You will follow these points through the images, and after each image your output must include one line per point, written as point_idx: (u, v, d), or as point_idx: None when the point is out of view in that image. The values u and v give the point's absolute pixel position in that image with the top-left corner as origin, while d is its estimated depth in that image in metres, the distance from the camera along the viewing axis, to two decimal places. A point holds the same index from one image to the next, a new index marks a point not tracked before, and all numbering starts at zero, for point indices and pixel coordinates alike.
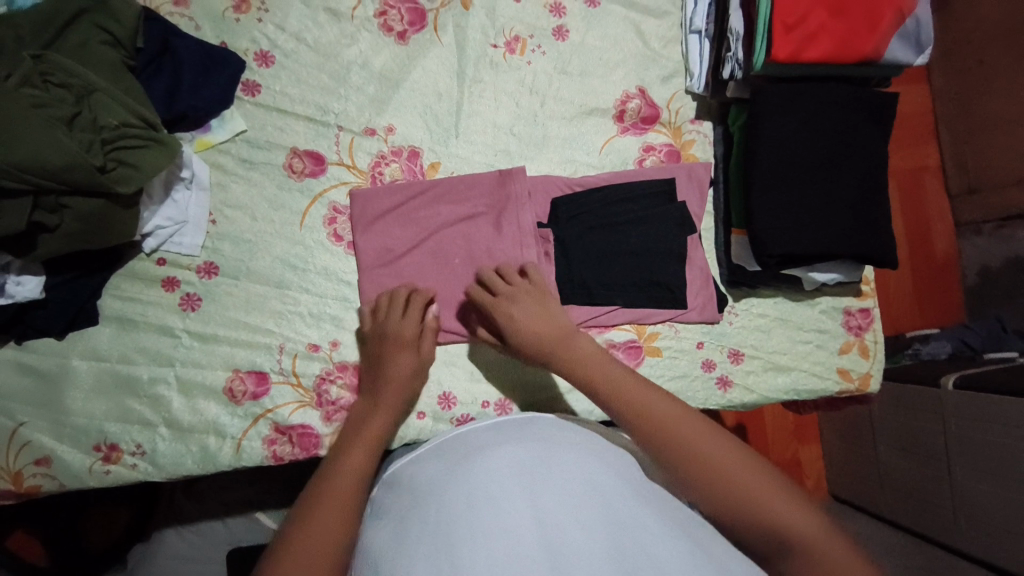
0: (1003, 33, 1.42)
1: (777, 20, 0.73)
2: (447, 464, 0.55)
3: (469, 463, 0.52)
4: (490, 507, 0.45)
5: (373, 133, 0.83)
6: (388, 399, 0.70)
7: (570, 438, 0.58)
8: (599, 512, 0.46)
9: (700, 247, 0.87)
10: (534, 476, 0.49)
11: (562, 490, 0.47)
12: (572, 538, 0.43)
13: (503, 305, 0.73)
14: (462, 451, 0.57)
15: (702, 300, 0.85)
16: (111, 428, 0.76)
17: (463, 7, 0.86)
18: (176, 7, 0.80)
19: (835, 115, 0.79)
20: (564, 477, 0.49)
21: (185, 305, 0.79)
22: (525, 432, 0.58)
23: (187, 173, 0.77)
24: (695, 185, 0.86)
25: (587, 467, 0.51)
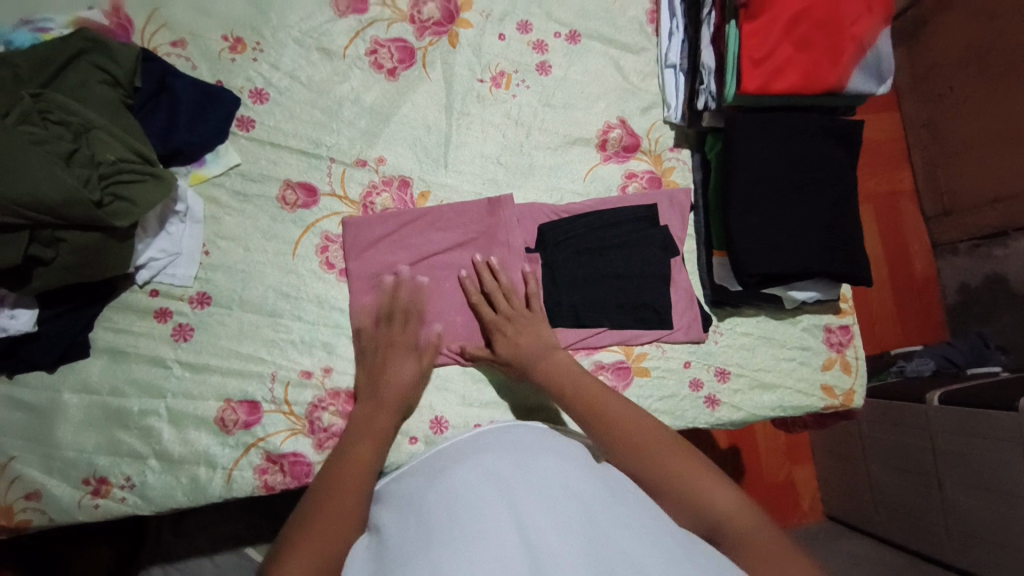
0: (959, 62, 1.50)
1: (745, 56, 0.78)
2: (423, 479, 0.58)
3: (447, 476, 0.54)
4: (469, 512, 0.47)
5: (364, 164, 0.86)
6: (379, 414, 0.72)
7: (549, 445, 0.60)
8: (577, 514, 0.47)
9: (684, 269, 0.90)
10: (518, 484, 0.50)
11: (543, 495, 0.49)
12: (550, 539, 0.44)
13: (507, 325, 0.78)
14: (440, 465, 0.59)
15: (687, 320, 0.88)
16: (101, 461, 0.76)
17: (451, 45, 0.90)
18: (173, 48, 0.83)
19: (802, 142, 0.84)
20: (545, 484, 0.51)
21: (177, 336, 0.79)
22: (504, 441, 0.60)
23: (181, 206, 0.79)
24: (677, 209, 0.90)
25: (568, 476, 0.53)
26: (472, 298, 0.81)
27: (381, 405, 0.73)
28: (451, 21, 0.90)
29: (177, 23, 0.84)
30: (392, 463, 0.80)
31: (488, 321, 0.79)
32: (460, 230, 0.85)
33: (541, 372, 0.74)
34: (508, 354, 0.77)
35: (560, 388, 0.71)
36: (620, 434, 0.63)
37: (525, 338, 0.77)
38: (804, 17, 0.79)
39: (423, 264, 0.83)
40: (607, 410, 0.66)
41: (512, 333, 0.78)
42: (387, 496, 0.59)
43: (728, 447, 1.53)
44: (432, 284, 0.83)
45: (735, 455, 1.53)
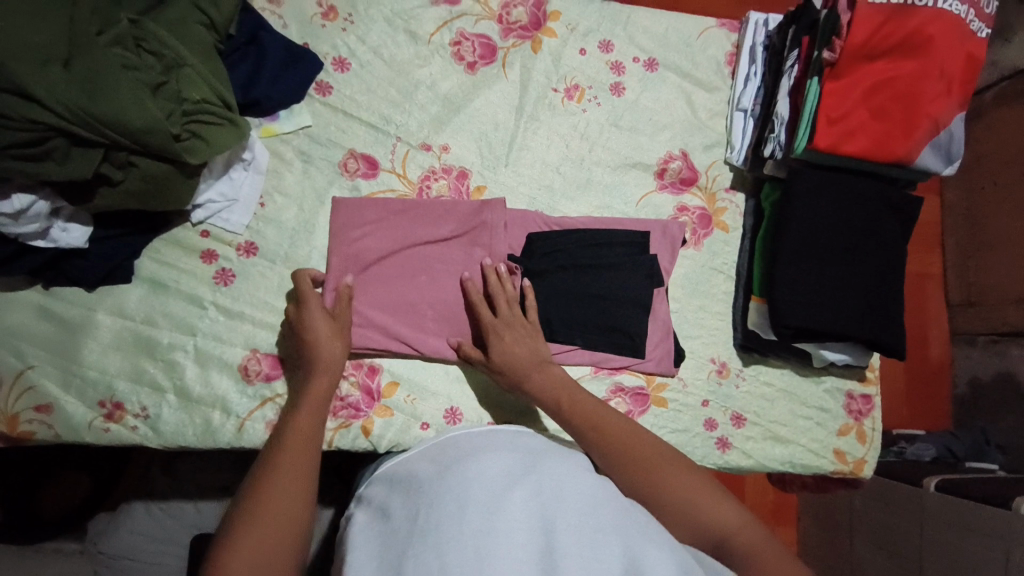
0: (1005, 160, 1.50)
1: (821, 113, 0.79)
2: (421, 467, 0.58)
3: (456, 468, 0.54)
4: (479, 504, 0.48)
5: (428, 149, 0.87)
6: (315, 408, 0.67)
7: (556, 450, 0.60)
8: (588, 519, 0.48)
9: (666, 301, 0.88)
10: (529, 484, 0.50)
11: (555, 497, 0.49)
12: (566, 548, 0.44)
13: (504, 327, 0.77)
14: (450, 455, 0.59)
15: (659, 352, 0.86)
16: (120, 386, 0.77)
17: (532, 50, 0.92)
18: (269, 3, 0.86)
19: (859, 209, 0.84)
20: (552, 483, 0.51)
21: (218, 279, 0.80)
22: (513, 442, 0.60)
23: (248, 155, 0.80)
24: (667, 240, 0.89)
25: (574, 477, 0.53)
26: (472, 297, 0.80)
27: (317, 398, 0.69)
28: (537, 27, 0.92)
29: None
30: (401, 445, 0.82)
31: (486, 324, 0.78)
32: (507, 231, 0.85)
33: (532, 383, 0.74)
34: (501, 359, 0.76)
35: (557, 403, 0.71)
36: (616, 453, 0.64)
37: (519, 345, 0.76)
38: (887, 86, 0.79)
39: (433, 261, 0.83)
40: (603, 422, 0.67)
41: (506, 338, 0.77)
42: (389, 477, 0.60)
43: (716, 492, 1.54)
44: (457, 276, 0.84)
45: None
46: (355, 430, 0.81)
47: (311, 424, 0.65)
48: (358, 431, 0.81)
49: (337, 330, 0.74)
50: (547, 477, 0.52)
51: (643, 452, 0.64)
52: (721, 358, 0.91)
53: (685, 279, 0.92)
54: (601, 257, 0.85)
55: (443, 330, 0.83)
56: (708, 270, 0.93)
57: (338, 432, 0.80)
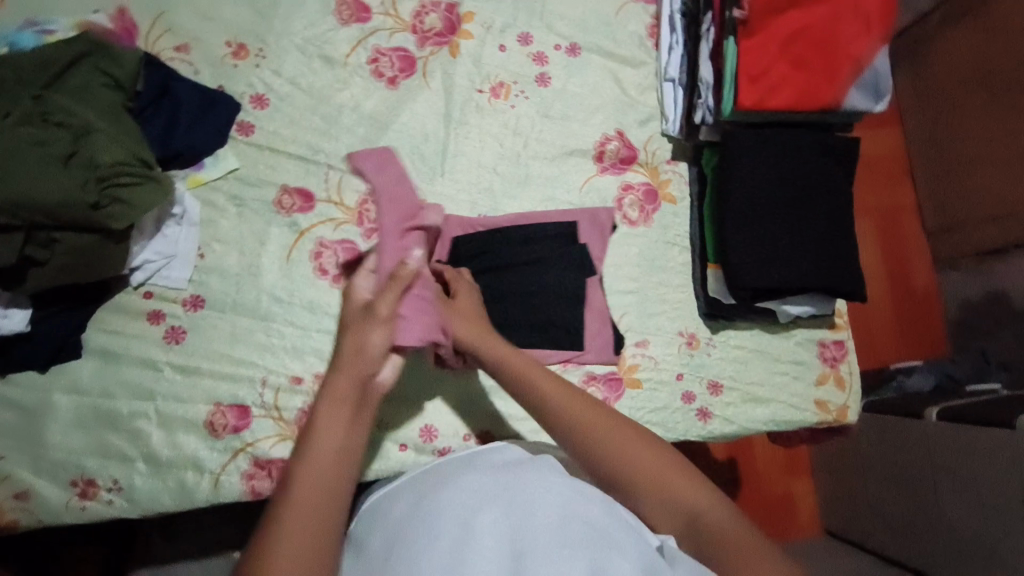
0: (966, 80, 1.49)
1: (742, 72, 0.78)
2: (404, 499, 0.58)
3: (428, 504, 0.54)
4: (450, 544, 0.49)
5: (361, 171, 0.86)
6: (345, 408, 0.57)
7: (535, 461, 0.61)
8: (559, 536, 0.49)
9: (600, 290, 0.87)
10: (500, 508, 0.52)
11: (527, 520, 0.51)
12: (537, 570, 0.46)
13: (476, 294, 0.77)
14: (425, 485, 0.59)
15: (598, 342, 0.85)
16: (90, 463, 0.76)
17: (451, 55, 0.91)
18: (177, 52, 0.84)
19: (797, 158, 0.83)
20: (527, 503, 0.52)
21: (169, 338, 0.79)
22: (492, 462, 0.61)
23: (178, 210, 0.80)
24: (596, 228, 0.88)
25: (552, 492, 0.54)
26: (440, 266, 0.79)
27: (340, 401, 0.57)
28: (453, 31, 0.91)
29: (182, 29, 0.85)
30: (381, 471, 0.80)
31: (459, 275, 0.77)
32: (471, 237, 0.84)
33: (523, 368, 0.64)
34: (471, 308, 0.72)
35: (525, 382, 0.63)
36: (586, 444, 0.59)
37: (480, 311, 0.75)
38: (801, 36, 0.79)
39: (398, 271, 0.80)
40: (583, 422, 0.60)
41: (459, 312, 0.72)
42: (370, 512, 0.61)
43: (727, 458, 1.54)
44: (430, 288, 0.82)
45: (733, 467, 1.53)
46: None
47: (341, 442, 0.55)
48: None
49: (388, 326, 0.63)
50: (520, 498, 0.53)
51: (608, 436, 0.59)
52: (689, 329, 0.90)
53: (641, 257, 0.91)
54: (531, 256, 0.85)
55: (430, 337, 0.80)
56: (663, 244, 0.92)
57: None
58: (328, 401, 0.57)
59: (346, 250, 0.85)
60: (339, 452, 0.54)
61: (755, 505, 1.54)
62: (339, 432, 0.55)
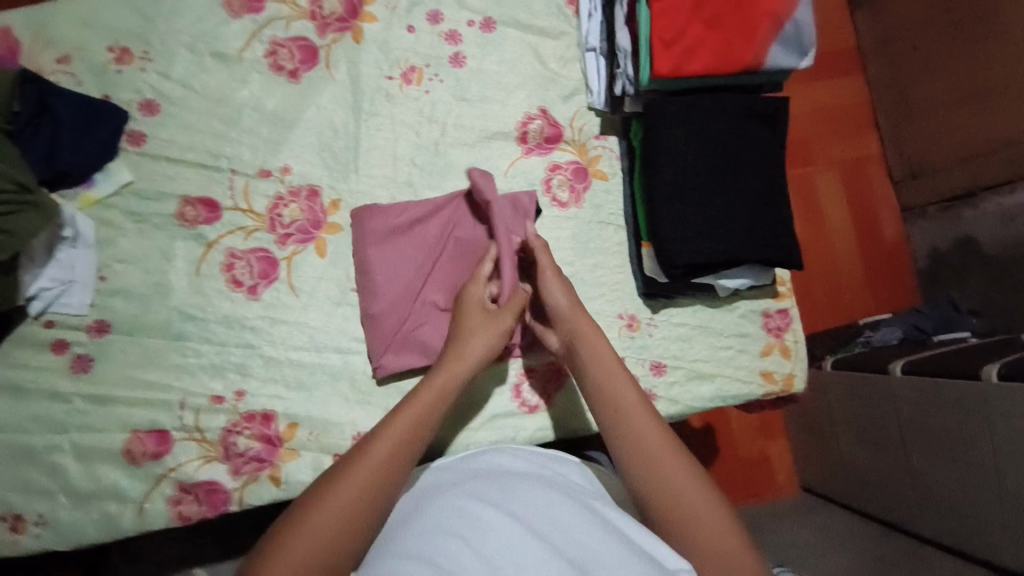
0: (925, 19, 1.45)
1: (655, 37, 0.73)
2: (419, 491, 0.65)
3: (444, 496, 0.60)
4: (477, 528, 0.54)
5: (268, 174, 0.81)
6: (443, 388, 0.68)
7: (539, 471, 0.67)
8: (562, 534, 0.55)
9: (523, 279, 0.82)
10: (511, 508, 0.57)
11: (532, 516, 0.56)
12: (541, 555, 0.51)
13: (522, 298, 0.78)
14: (434, 486, 0.65)
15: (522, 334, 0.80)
16: (9, 502, 0.73)
17: (355, 41, 0.85)
18: (58, 64, 0.78)
19: (722, 123, 0.79)
20: (532, 497, 0.59)
21: (77, 367, 0.76)
22: (495, 463, 0.68)
23: (69, 232, 0.75)
24: (519, 215, 0.82)
25: (554, 500, 0.59)
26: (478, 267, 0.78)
27: (436, 398, 0.67)
28: (355, 15, 0.85)
29: (56, 36, 0.78)
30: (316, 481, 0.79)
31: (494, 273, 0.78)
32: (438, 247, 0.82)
33: (592, 353, 0.72)
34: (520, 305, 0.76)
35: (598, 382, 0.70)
36: (625, 443, 0.65)
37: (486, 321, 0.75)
38: None
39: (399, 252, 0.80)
40: (634, 421, 0.66)
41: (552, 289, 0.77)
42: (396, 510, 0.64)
43: (702, 426, 1.53)
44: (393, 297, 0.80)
45: (708, 436, 1.53)
46: (265, 483, 0.77)
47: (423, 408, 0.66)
48: (267, 482, 0.77)
49: (489, 324, 0.74)
50: (527, 501, 0.58)
51: (652, 447, 0.64)
52: (629, 311, 0.87)
53: (574, 239, 0.87)
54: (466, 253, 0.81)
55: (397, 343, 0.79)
56: (596, 225, 0.88)
57: (245, 489, 0.76)
58: (438, 381, 0.68)
59: (260, 259, 0.80)
60: (422, 421, 0.65)
61: (733, 471, 1.54)
62: (401, 428, 0.63)
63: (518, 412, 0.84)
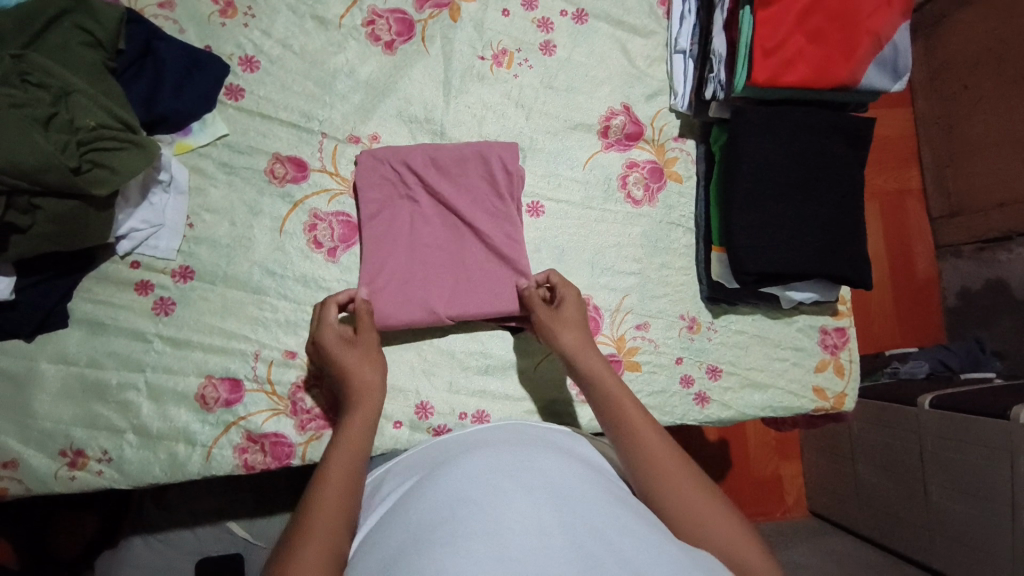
0: (984, 57, 1.41)
1: (757, 45, 0.75)
2: (424, 465, 0.62)
3: (447, 468, 0.57)
4: (487, 493, 0.50)
5: (357, 141, 0.83)
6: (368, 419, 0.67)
7: (541, 442, 0.63)
8: (574, 507, 0.50)
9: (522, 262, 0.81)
10: (518, 480, 0.52)
11: (546, 488, 0.52)
12: (551, 526, 0.47)
13: (557, 322, 0.74)
14: (436, 461, 0.61)
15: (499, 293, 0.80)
16: (79, 433, 0.74)
17: (452, 19, 0.86)
18: (160, 9, 0.80)
19: (807, 138, 0.81)
20: (544, 472, 0.55)
21: (158, 310, 0.77)
22: (502, 436, 0.63)
23: (165, 175, 0.76)
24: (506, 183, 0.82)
25: (570, 473, 0.56)
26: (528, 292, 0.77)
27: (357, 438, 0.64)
28: None
29: None
30: (376, 447, 0.79)
31: (546, 318, 0.75)
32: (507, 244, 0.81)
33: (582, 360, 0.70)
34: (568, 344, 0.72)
35: (598, 385, 0.67)
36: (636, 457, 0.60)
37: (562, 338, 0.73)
38: (819, 8, 0.76)
39: (478, 195, 0.82)
40: (637, 430, 0.62)
41: (565, 319, 0.74)
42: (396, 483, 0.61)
43: (717, 438, 1.51)
44: (419, 238, 0.80)
45: (723, 450, 1.51)
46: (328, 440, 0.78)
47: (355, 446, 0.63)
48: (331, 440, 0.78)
49: (366, 352, 0.72)
50: (538, 472, 0.55)
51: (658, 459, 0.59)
52: (690, 313, 0.88)
53: (644, 237, 0.89)
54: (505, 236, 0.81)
55: (408, 266, 0.79)
56: (667, 226, 0.90)
57: (310, 445, 0.77)
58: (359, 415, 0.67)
59: (341, 224, 0.82)
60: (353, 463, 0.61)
61: (745, 484, 1.53)
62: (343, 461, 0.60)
63: (577, 399, 0.85)
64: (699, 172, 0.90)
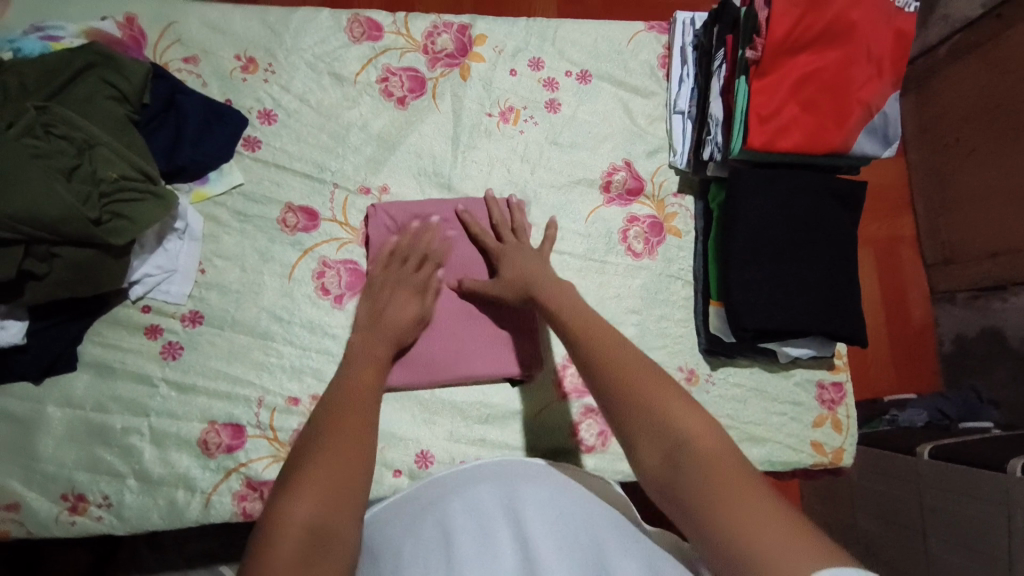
0: (976, 113, 1.45)
1: (753, 112, 0.79)
2: (422, 500, 0.63)
3: (447, 506, 0.58)
4: (483, 543, 0.53)
5: (368, 192, 0.86)
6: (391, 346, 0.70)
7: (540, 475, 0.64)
8: (571, 547, 0.53)
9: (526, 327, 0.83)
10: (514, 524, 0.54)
11: (542, 527, 0.54)
12: (539, 539, 0.52)
13: (511, 252, 0.78)
14: (435, 494, 0.63)
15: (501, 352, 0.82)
16: (81, 477, 0.74)
17: (461, 78, 0.90)
18: (184, 64, 0.84)
19: (803, 200, 0.84)
20: (539, 509, 0.57)
21: (166, 354, 0.78)
22: (500, 470, 0.65)
23: (180, 224, 0.78)
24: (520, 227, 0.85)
25: (564, 507, 0.58)
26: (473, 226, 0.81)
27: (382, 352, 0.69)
28: (464, 53, 0.91)
29: (191, 40, 0.84)
30: (374, 494, 0.80)
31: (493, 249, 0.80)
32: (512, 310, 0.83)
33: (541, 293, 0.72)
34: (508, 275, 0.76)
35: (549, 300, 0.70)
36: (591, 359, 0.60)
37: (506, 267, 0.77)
38: (813, 78, 0.80)
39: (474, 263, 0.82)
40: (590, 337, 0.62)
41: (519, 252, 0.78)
42: (400, 504, 0.64)
43: None
44: None
45: None
46: None
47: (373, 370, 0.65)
48: None
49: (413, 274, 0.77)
50: (531, 509, 0.56)
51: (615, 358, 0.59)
52: (688, 365, 0.90)
53: (644, 290, 0.91)
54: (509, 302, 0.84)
55: None
56: (666, 278, 0.92)
57: None
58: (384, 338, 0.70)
59: (349, 271, 0.84)
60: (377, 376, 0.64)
61: None
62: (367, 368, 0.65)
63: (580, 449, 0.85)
64: (697, 228, 0.93)
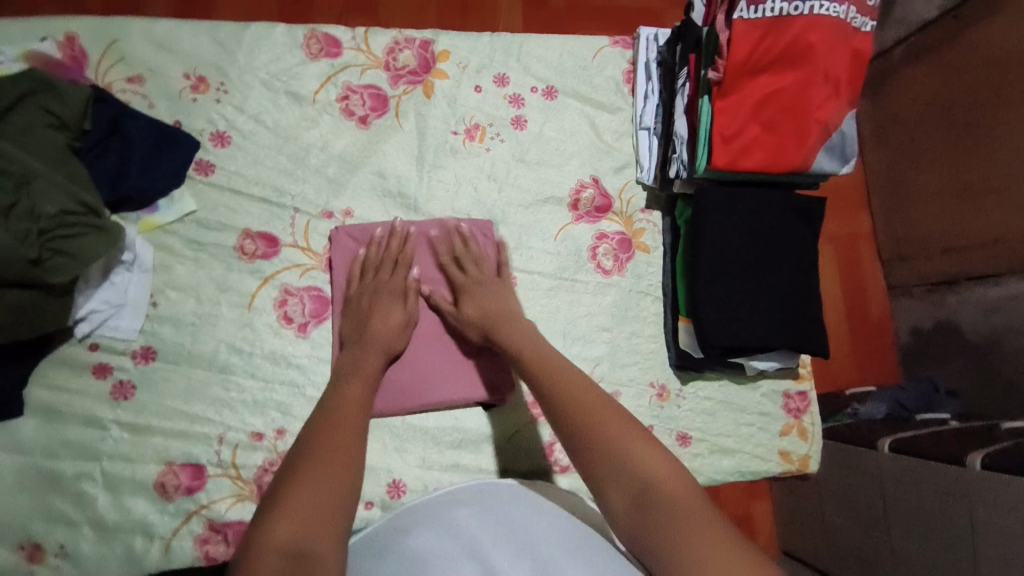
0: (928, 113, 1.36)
1: (716, 132, 0.80)
2: (400, 528, 0.62)
3: (424, 539, 0.58)
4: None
5: (330, 216, 0.83)
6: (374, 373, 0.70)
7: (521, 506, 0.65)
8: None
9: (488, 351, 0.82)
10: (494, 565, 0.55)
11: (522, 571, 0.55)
12: None
13: (473, 284, 0.79)
14: (410, 523, 0.63)
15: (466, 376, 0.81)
16: (36, 525, 0.70)
17: (425, 95, 0.88)
18: (129, 84, 0.79)
19: (767, 215, 0.86)
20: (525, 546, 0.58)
21: (117, 394, 0.74)
22: (481, 501, 0.66)
23: (129, 255, 0.75)
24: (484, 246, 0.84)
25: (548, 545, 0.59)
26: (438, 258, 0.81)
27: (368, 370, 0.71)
28: (427, 70, 0.89)
29: (136, 59, 0.80)
30: None
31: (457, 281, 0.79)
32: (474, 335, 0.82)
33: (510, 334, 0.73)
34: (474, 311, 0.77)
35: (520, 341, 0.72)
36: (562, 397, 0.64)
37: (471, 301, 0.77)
38: (774, 98, 0.81)
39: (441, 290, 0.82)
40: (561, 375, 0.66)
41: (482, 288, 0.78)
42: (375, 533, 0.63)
43: None
44: None
45: None
46: None
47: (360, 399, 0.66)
48: None
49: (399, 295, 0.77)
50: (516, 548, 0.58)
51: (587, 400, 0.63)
52: (659, 381, 0.90)
53: (615, 307, 0.91)
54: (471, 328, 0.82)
55: None
56: (636, 294, 0.92)
57: None
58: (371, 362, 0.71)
59: (313, 298, 0.81)
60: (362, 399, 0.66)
61: None
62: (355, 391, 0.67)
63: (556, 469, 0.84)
64: (664, 243, 0.94)
